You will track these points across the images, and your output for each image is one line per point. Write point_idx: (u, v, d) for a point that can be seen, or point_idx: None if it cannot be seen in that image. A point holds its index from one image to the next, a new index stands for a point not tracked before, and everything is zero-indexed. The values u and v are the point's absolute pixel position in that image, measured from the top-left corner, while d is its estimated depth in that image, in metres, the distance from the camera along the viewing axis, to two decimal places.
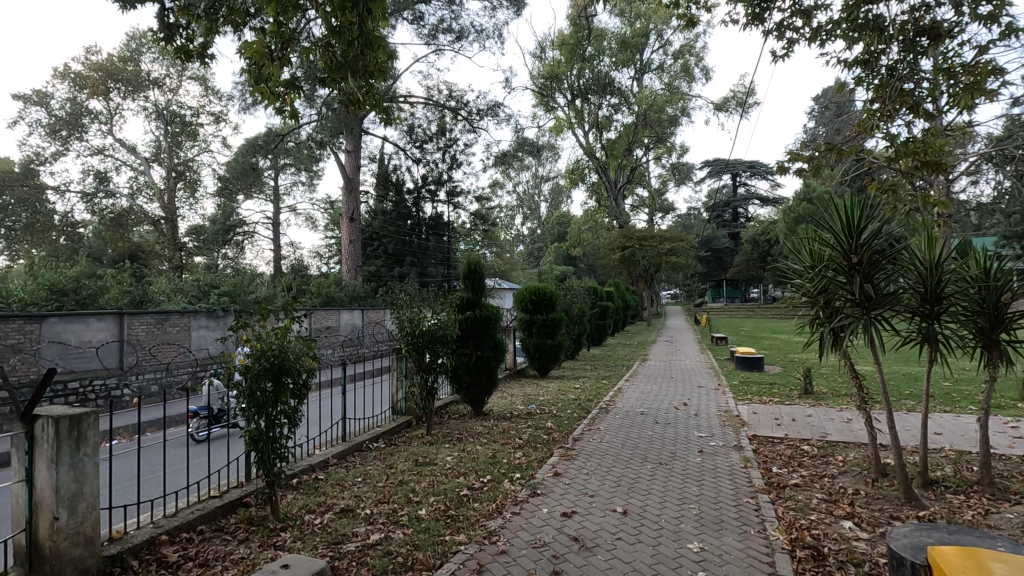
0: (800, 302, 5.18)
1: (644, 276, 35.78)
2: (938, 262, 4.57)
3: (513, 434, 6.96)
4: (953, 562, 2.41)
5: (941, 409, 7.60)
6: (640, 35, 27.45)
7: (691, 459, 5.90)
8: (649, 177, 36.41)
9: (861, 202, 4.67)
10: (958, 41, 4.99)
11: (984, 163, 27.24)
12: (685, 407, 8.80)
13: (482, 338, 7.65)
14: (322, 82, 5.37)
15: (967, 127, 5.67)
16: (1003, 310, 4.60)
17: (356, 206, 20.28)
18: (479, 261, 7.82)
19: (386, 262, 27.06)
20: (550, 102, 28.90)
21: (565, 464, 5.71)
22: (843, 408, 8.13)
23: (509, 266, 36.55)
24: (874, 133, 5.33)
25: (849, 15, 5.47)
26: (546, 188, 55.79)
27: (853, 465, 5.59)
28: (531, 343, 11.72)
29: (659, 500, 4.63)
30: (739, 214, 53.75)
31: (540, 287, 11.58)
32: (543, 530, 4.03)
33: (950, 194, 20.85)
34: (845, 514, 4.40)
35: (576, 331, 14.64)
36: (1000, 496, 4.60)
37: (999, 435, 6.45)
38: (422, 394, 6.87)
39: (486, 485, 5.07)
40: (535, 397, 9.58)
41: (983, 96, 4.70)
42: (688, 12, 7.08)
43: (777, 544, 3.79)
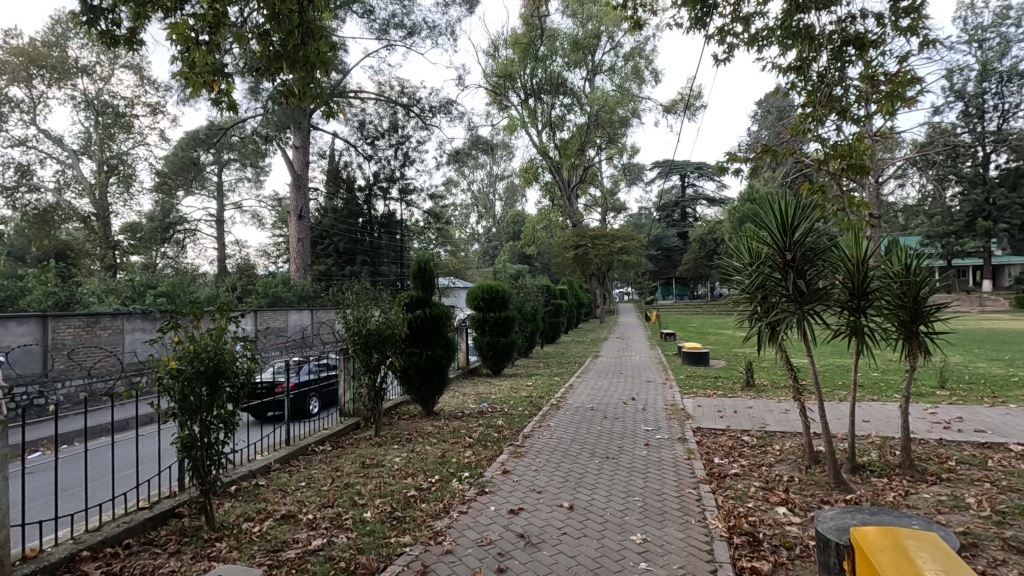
0: (740, 299, 5.36)
1: (597, 274, 36.32)
2: (864, 260, 4.83)
3: (464, 433, 6.91)
4: (874, 543, 2.53)
5: (868, 398, 8.06)
6: (592, 36, 27.79)
7: (637, 452, 6.03)
8: (602, 176, 36.97)
9: (795, 202, 4.87)
10: (882, 51, 5.28)
11: (910, 166, 29.02)
12: (633, 401, 9.00)
13: (432, 338, 7.56)
14: (260, 72, 5.15)
15: (890, 133, 6.02)
16: (923, 305, 4.87)
17: (304, 203, 19.71)
18: (429, 259, 7.70)
19: (337, 261, 26.41)
20: (504, 101, 28.87)
21: (514, 461, 5.72)
22: (781, 399, 8.50)
23: (463, 265, 36.42)
24: (807, 137, 5.58)
25: (783, 24, 5.70)
26: (500, 187, 55.93)
27: (789, 454, 5.84)
28: (483, 342, 11.69)
29: (605, 495, 4.68)
30: (687, 213, 55.34)
31: (492, 286, 11.49)
32: (491, 528, 4.02)
33: (879, 195, 22.16)
34: (779, 500, 4.59)
35: (530, 330, 14.71)
36: (918, 478, 4.92)
37: (920, 421, 6.89)
38: (371, 395, 6.70)
39: (434, 485, 5.00)
40: (487, 396, 9.56)
41: (904, 103, 5.00)
42: (634, 14, 7.22)
43: (716, 532, 3.91)
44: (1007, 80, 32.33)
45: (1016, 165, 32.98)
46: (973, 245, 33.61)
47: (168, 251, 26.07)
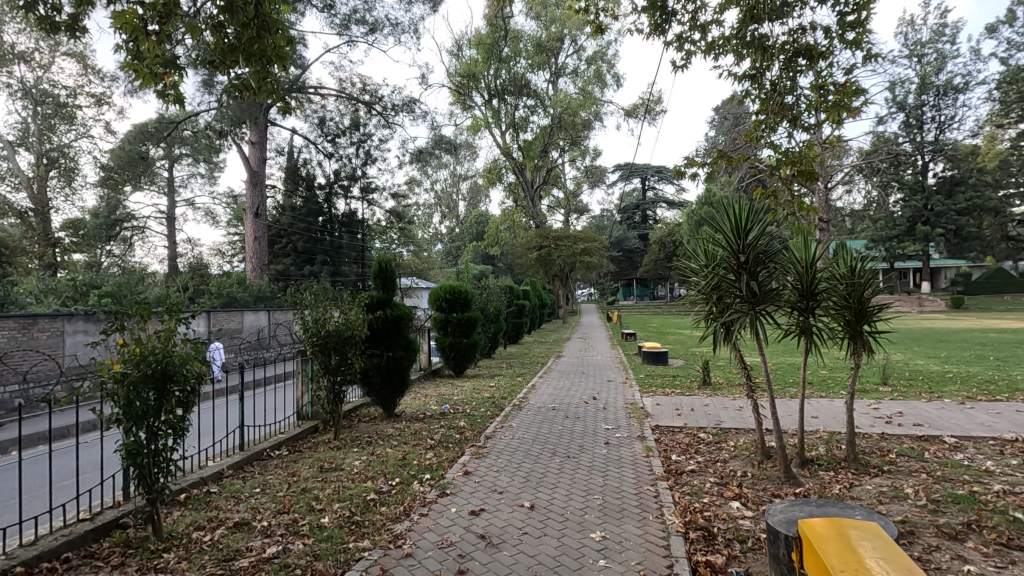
0: (697, 300, 5.50)
1: (559, 275, 36.64)
2: (812, 262, 5.04)
3: (426, 435, 6.85)
4: (822, 535, 2.63)
5: (817, 395, 8.42)
6: (555, 38, 28.02)
7: (597, 451, 6.11)
8: (564, 178, 37.31)
9: (748, 206, 5.04)
10: (830, 62, 5.51)
11: (856, 173, 30.42)
12: (593, 401, 9.12)
13: (393, 339, 7.46)
14: (213, 64, 4.96)
15: (838, 141, 6.29)
16: (866, 305, 5.10)
17: (260, 200, 19.15)
18: (390, 259, 7.60)
19: (295, 260, 25.79)
20: (467, 101, 28.77)
21: (476, 462, 5.70)
22: (735, 397, 8.77)
23: (426, 265, 36.08)
24: (760, 144, 5.78)
25: (739, 34, 5.87)
26: (464, 187, 55.75)
27: (742, 449, 6.03)
28: (445, 343, 11.61)
29: (566, 494, 4.72)
30: (648, 216, 56.43)
31: (455, 286, 11.42)
32: (452, 530, 3.99)
33: (828, 201, 23.13)
34: (733, 495, 4.74)
35: (492, 330, 14.71)
36: (861, 470, 5.17)
37: (863, 416, 7.24)
38: (330, 398, 6.57)
39: (395, 488, 4.94)
40: (449, 397, 9.51)
41: (849, 113, 5.24)
42: (596, 18, 7.30)
43: (673, 528, 4.00)
44: (943, 94, 34.31)
45: (951, 173, 35.05)
46: (913, 248, 35.54)
47: (114, 249, 24.88)
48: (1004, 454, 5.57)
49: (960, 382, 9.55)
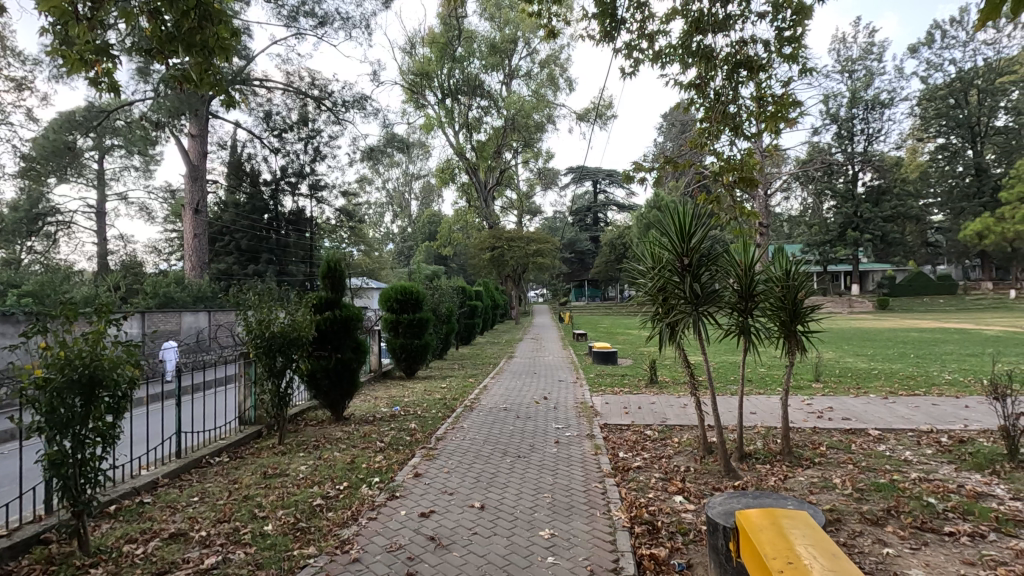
0: (644, 301, 5.67)
1: (512, 276, 36.82)
2: (751, 265, 5.29)
3: (375, 437, 6.74)
4: (758, 525, 2.76)
5: (756, 392, 8.84)
6: (509, 40, 28.15)
7: (547, 450, 6.20)
8: (517, 179, 37.53)
9: (692, 211, 5.24)
10: (768, 74, 5.79)
11: (793, 180, 32.02)
12: (544, 400, 9.23)
13: (342, 340, 7.31)
14: (151, 53, 4.73)
15: (775, 150, 6.60)
16: (800, 305, 5.39)
17: (201, 196, 18.31)
18: (340, 258, 7.45)
19: (239, 259, 24.81)
20: (420, 100, 28.46)
21: (426, 464, 5.66)
22: (680, 395, 9.07)
23: (377, 265, 35.45)
24: (704, 150, 5.99)
25: (684, 44, 6.09)
26: (416, 186, 55.16)
27: (686, 445, 6.26)
28: (396, 344, 11.45)
29: (515, 493, 4.76)
30: (599, 218, 57.50)
31: (407, 287, 11.31)
32: (401, 533, 3.96)
33: (768, 207, 24.25)
34: (676, 489, 4.91)
35: (444, 331, 14.61)
36: (795, 462, 5.46)
37: (798, 411, 7.66)
38: (274, 402, 6.36)
39: (342, 493, 4.84)
40: (400, 399, 9.39)
41: (786, 123, 5.53)
42: (549, 22, 7.40)
43: (619, 523, 4.10)
44: (871, 109, 36.63)
45: (878, 182, 37.51)
46: (844, 252, 37.77)
47: (36, 246, 23.14)
48: (921, 444, 6.02)
49: (884, 378, 10.24)
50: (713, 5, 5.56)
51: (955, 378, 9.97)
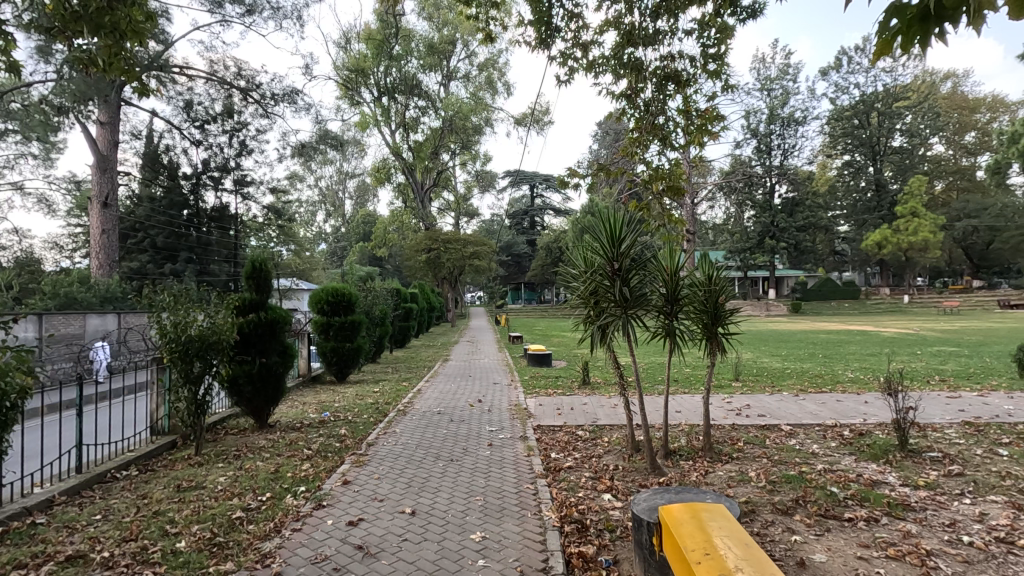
0: (577, 304, 5.79)
1: (449, 279, 36.59)
2: (676, 271, 5.54)
3: (302, 445, 6.48)
4: (681, 520, 2.89)
5: (681, 391, 9.27)
6: (447, 42, 28.04)
7: (480, 452, 6.20)
8: (455, 181, 37.39)
9: (623, 217, 5.41)
10: (694, 88, 6.08)
11: (717, 190, 33.78)
12: (478, 403, 9.22)
13: (267, 344, 6.97)
14: (51, 32, 4.34)
15: (700, 160, 6.92)
16: (721, 309, 5.70)
17: (110, 189, 16.99)
18: (265, 257, 7.13)
19: (154, 257, 23.16)
20: (355, 96, 27.70)
21: (356, 471, 5.50)
22: (610, 395, 9.35)
23: (308, 266, 34.16)
24: (635, 159, 6.20)
25: (616, 56, 6.29)
26: (351, 185, 53.70)
27: (615, 444, 6.45)
28: (327, 347, 11.07)
29: (447, 497, 4.72)
30: (536, 222, 58.27)
31: (338, 288, 10.98)
32: (327, 543, 3.83)
33: (694, 215, 25.46)
34: (605, 488, 5.04)
35: (378, 333, 14.28)
36: (715, 458, 5.76)
37: (719, 409, 8.09)
38: (191, 410, 5.98)
39: (265, 504, 4.62)
40: (330, 404, 9.08)
41: (710, 136, 5.84)
42: (487, 26, 7.43)
43: (549, 523, 4.16)
44: (787, 126, 39.37)
45: (792, 195, 40.36)
46: (762, 259, 40.27)
47: None
48: (826, 438, 6.52)
49: (796, 377, 11.01)
50: (644, 19, 5.79)
51: (856, 376, 10.88)
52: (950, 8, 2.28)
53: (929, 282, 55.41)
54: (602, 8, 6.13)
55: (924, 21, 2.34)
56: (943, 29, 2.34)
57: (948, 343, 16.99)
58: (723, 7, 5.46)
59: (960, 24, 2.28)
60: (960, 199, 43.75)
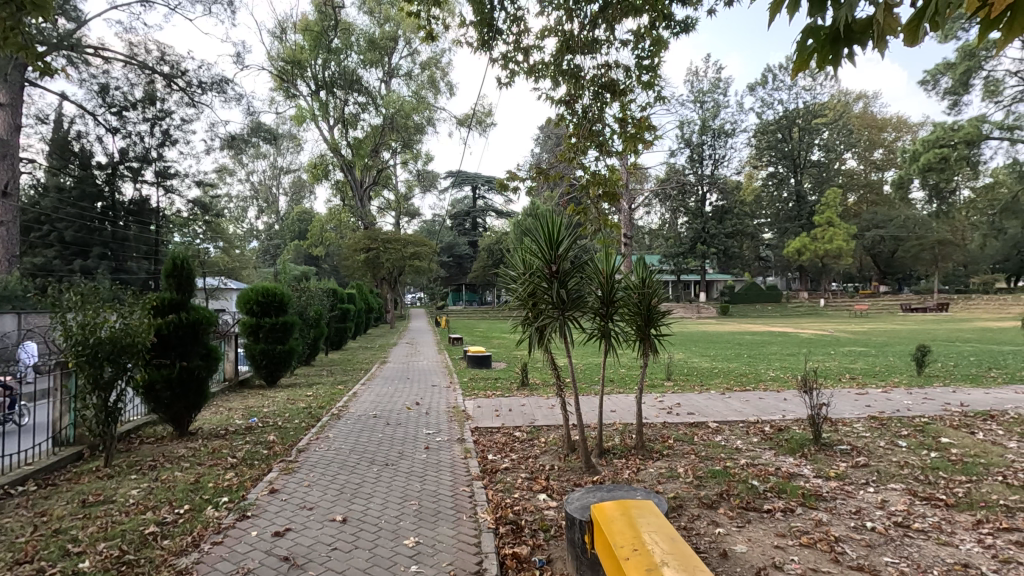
0: (515, 305, 5.82)
1: (388, 279, 35.86)
2: (611, 274, 5.67)
3: (226, 453, 6.14)
4: (612, 517, 2.95)
5: (616, 391, 9.52)
6: (388, 38, 27.67)
7: (417, 456, 6.11)
8: (395, 180, 36.76)
9: (561, 221, 5.49)
10: (629, 98, 6.26)
11: (652, 196, 34.96)
12: (416, 406, 9.09)
13: (188, 347, 6.56)
14: None
15: (635, 167, 7.12)
16: (653, 312, 5.89)
17: (10, 177, 15.49)
18: (187, 255, 6.72)
19: (62, 253, 21.19)
20: (291, 89, 26.66)
21: (284, 478, 5.27)
22: (548, 396, 9.47)
23: (236, 264, 32.48)
24: (574, 164, 6.29)
25: (556, 62, 6.37)
26: (285, 180, 51.69)
27: (552, 444, 6.53)
28: (256, 349, 10.55)
29: (381, 503, 4.62)
30: (478, 223, 58.21)
31: (269, 287, 10.53)
32: (250, 556, 3.65)
33: (631, 220, 26.30)
34: (541, 488, 5.10)
35: (312, 335, 13.78)
36: (646, 455, 5.94)
37: (651, 407, 8.37)
38: (99, 418, 5.53)
39: (183, 517, 4.34)
40: (258, 409, 8.66)
41: (644, 144, 6.04)
42: (428, 25, 7.35)
43: (484, 525, 4.16)
44: (717, 137, 41.42)
45: (722, 203, 42.43)
46: (694, 263, 42.10)
47: None
48: (749, 434, 6.88)
49: (723, 376, 11.57)
50: (583, 28, 5.91)
51: (777, 375, 11.57)
52: (859, 32, 2.47)
53: (842, 287, 59.74)
54: (544, 14, 6.20)
55: (835, 43, 2.52)
56: (852, 50, 2.54)
57: (858, 343, 18.40)
58: (658, 20, 5.66)
59: (866, 46, 2.48)
60: (870, 211, 47.45)
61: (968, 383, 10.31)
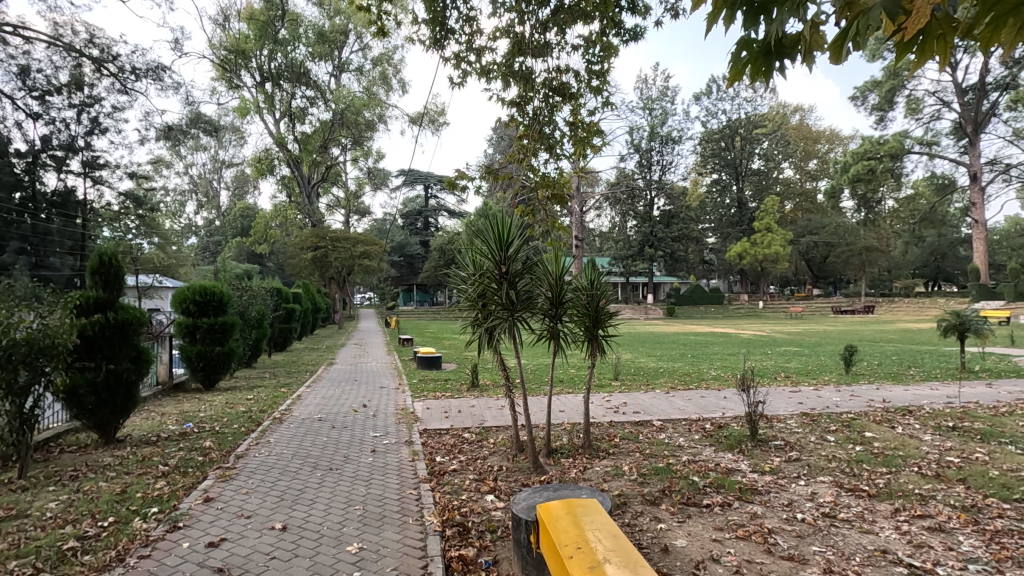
0: (464, 306, 5.79)
1: (336, 279, 35.01)
2: (560, 275, 5.72)
3: (156, 461, 5.80)
4: (557, 517, 2.98)
5: (565, 391, 9.64)
6: (338, 31, 27.04)
7: (362, 460, 5.97)
8: (345, 177, 35.93)
9: (510, 222, 5.51)
10: (578, 101, 6.34)
11: (603, 199, 35.65)
12: (363, 408, 8.90)
13: (116, 348, 6.17)
14: None
15: (584, 171, 7.20)
16: (601, 313, 5.99)
17: None
18: (115, 252, 6.33)
19: None
20: (234, 79, 25.57)
21: (220, 486, 5.04)
22: (498, 397, 9.47)
23: (174, 261, 30.83)
24: (524, 166, 6.32)
25: (507, 63, 6.39)
26: (227, 174, 49.52)
27: (500, 445, 6.54)
28: (192, 351, 10.03)
29: (323, 509, 4.48)
30: (430, 223, 57.66)
31: (207, 286, 10.06)
32: (180, 569, 3.46)
33: (583, 223, 26.71)
34: (488, 488, 5.10)
35: (254, 336, 13.24)
36: (592, 454, 6.04)
37: (598, 407, 8.53)
38: (13, 426, 5.09)
39: (106, 530, 4.07)
40: (194, 414, 8.24)
41: (592, 148, 6.15)
42: (379, 21, 7.21)
43: (430, 528, 4.12)
44: (664, 143, 42.71)
45: (669, 208, 43.76)
46: (642, 266, 43.30)
47: None
48: (691, 431, 7.12)
49: (668, 375, 11.93)
50: (534, 31, 5.96)
51: (718, 373, 12.04)
52: (788, 47, 2.60)
53: (779, 289, 62.88)
54: (496, 15, 6.20)
55: (767, 56, 2.65)
56: (783, 64, 2.67)
57: (794, 344, 19.37)
58: (608, 27, 5.77)
59: (795, 61, 2.62)
60: (804, 218, 50.13)
61: (890, 381, 11.04)
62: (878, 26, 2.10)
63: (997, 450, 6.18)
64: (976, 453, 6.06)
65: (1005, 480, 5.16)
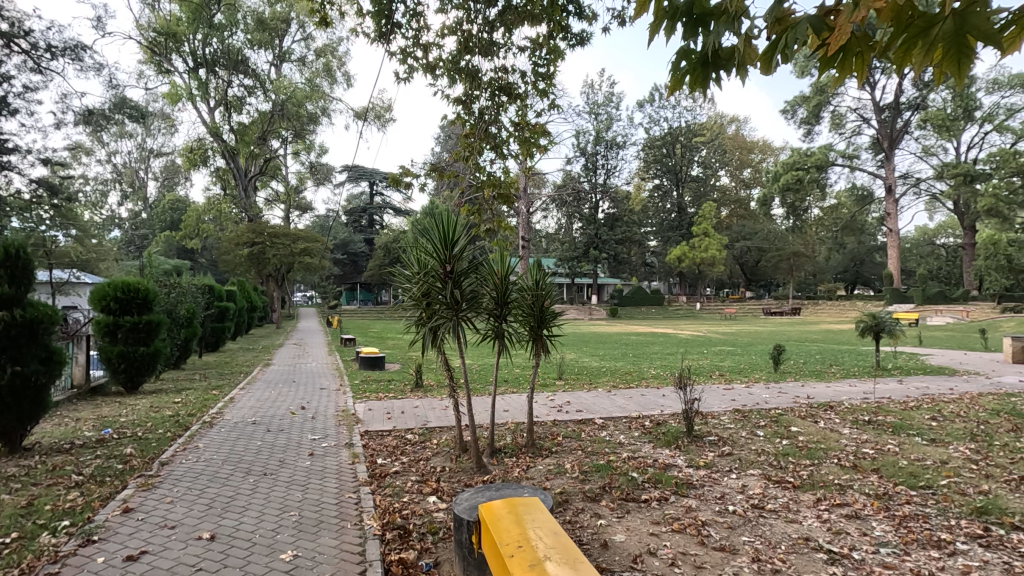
0: (408, 305, 5.69)
1: (274, 277, 33.65)
2: (506, 275, 5.71)
3: (69, 470, 5.36)
4: (499, 516, 2.98)
5: (508, 391, 9.66)
6: (279, 19, 25.97)
7: (299, 463, 5.76)
8: (284, 171, 34.61)
9: (456, 221, 5.46)
10: (524, 102, 6.36)
11: (549, 201, 36.10)
12: (301, 410, 8.60)
13: (23, 349, 5.66)
14: None
15: (530, 172, 7.23)
16: (546, 313, 6.05)
17: None
18: (23, 243, 5.81)
19: None
20: (163, 63, 24.13)
21: (142, 496, 4.72)
22: (441, 398, 9.37)
23: (93, 255, 28.66)
24: (470, 165, 6.28)
25: (453, 60, 6.33)
26: (155, 164, 46.64)
27: (444, 446, 6.47)
28: (113, 352, 9.35)
29: (255, 516, 4.28)
30: (374, 220, 56.42)
31: (130, 282, 9.47)
32: None
33: (529, 223, 26.86)
34: (431, 490, 5.03)
35: (183, 336, 12.53)
36: (535, 453, 6.08)
37: (542, 406, 8.60)
38: None
39: (7, 548, 3.72)
40: (113, 419, 7.67)
41: (538, 150, 6.20)
42: (322, 10, 6.99)
43: (369, 532, 4.02)
44: (609, 148, 43.78)
45: (613, 211, 44.80)
46: (587, 267, 44.07)
47: None
48: (631, 428, 7.31)
49: (609, 374, 12.21)
50: (481, 29, 5.94)
51: (657, 373, 12.40)
52: (725, 59, 2.71)
53: (715, 292, 65.61)
54: (443, 12, 6.13)
55: (704, 67, 2.75)
56: (719, 75, 2.79)
57: (727, 344, 20.23)
58: (554, 31, 5.82)
59: (729, 73, 2.74)
60: (739, 224, 52.61)
61: (814, 379, 11.73)
62: (805, 41, 2.25)
63: (906, 441, 6.70)
64: (888, 444, 6.54)
65: (912, 469, 5.59)
